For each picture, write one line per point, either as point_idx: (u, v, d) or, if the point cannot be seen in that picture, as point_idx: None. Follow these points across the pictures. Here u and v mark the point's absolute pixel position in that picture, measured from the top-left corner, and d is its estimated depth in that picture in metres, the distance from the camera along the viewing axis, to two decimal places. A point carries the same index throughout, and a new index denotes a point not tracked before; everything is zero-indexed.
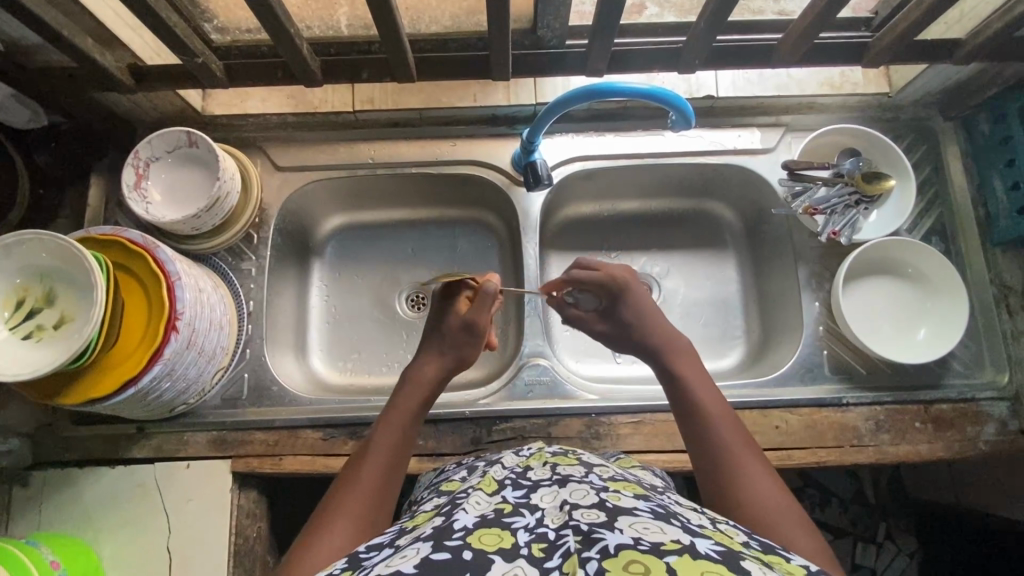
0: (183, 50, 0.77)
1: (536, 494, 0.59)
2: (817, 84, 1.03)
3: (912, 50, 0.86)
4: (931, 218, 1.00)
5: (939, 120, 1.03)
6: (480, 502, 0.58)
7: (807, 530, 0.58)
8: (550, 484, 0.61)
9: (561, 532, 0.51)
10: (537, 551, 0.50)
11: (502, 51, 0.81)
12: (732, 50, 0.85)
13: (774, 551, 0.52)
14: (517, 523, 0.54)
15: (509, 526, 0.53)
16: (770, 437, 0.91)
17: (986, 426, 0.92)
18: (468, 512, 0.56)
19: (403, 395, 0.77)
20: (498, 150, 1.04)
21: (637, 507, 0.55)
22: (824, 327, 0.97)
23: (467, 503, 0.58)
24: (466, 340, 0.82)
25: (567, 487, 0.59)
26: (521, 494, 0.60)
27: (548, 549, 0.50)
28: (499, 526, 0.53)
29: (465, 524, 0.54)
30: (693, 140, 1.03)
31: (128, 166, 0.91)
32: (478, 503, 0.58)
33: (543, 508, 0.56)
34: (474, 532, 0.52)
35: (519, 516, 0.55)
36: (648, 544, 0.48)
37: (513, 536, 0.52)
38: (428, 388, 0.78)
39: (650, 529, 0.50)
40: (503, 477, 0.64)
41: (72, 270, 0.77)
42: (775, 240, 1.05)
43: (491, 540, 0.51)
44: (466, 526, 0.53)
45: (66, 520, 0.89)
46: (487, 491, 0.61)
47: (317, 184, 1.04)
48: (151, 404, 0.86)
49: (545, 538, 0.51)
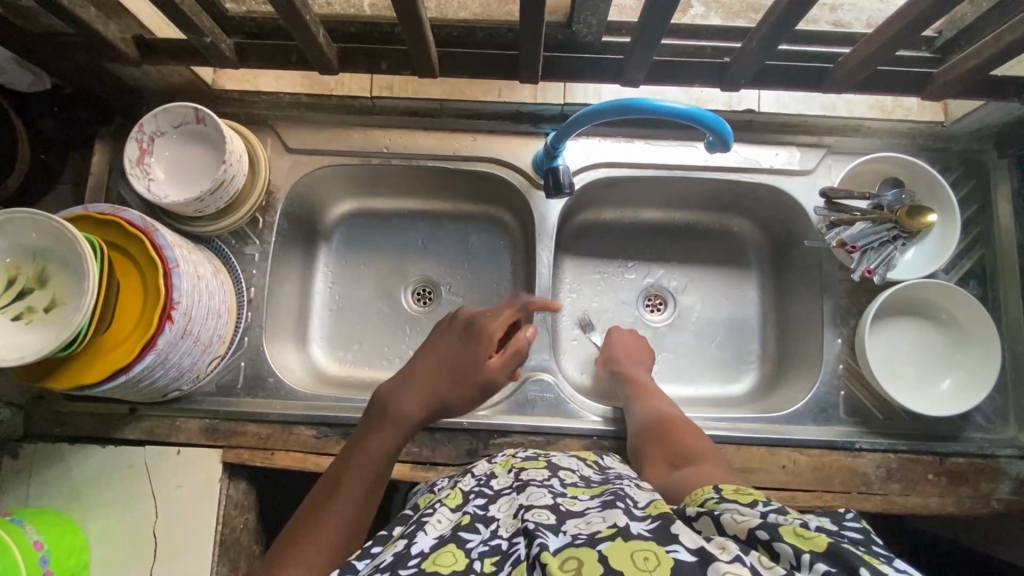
0: (191, 29, 0.72)
1: (495, 505, 0.60)
2: (867, 106, 0.96)
3: (981, 86, 0.78)
4: (971, 259, 0.94)
5: (994, 155, 0.96)
6: (442, 520, 0.58)
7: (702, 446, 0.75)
8: (509, 493, 0.62)
9: (512, 541, 0.51)
10: (488, 565, 0.49)
11: (533, 52, 0.75)
12: (782, 69, 0.79)
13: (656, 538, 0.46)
14: (473, 540, 0.54)
15: (464, 545, 0.53)
16: (775, 476, 0.88)
17: (1003, 484, 0.89)
18: (428, 533, 0.56)
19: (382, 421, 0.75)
20: (519, 148, 0.98)
21: (587, 508, 0.55)
22: (844, 366, 0.93)
23: (428, 522, 0.58)
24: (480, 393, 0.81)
25: (525, 493, 0.60)
26: (482, 504, 0.60)
27: (499, 562, 0.49)
28: (455, 544, 0.53)
29: (421, 549, 0.53)
30: (727, 155, 0.97)
31: (132, 140, 0.86)
32: (439, 521, 0.58)
33: (498, 519, 0.56)
34: (430, 556, 0.51)
35: (475, 533, 0.55)
36: (583, 537, 0.48)
37: (467, 555, 0.51)
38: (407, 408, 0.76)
39: (590, 522, 0.51)
40: (469, 489, 0.65)
41: (64, 251, 0.73)
42: (803, 267, 1.00)
43: (446, 561, 0.51)
44: (423, 551, 0.53)
45: (53, 496, 0.88)
46: (451, 506, 0.61)
47: (329, 169, 1.00)
48: (144, 389, 0.83)
49: (497, 551, 0.51)
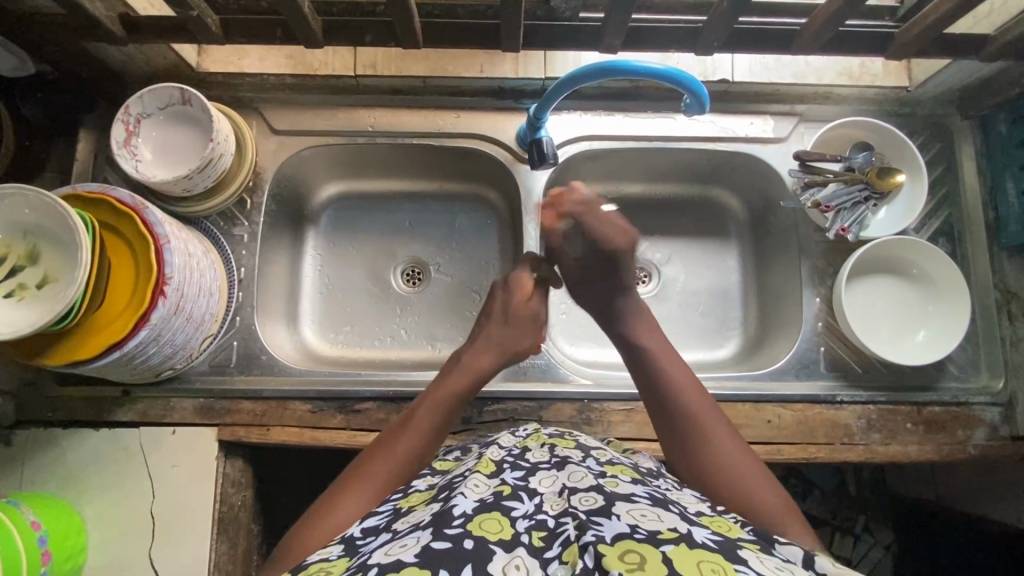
0: (177, 3, 0.73)
1: (535, 478, 0.59)
2: (835, 73, 0.99)
3: (940, 45, 0.82)
4: (939, 218, 0.98)
5: (956, 118, 1.01)
6: (479, 485, 0.58)
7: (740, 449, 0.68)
8: (548, 467, 0.62)
9: (560, 520, 0.52)
10: (537, 540, 0.50)
11: (513, 21, 0.77)
12: (752, 33, 0.82)
13: (725, 555, 0.47)
14: (517, 510, 0.54)
15: (509, 512, 0.53)
16: (761, 431, 0.91)
17: (978, 430, 0.92)
18: (468, 496, 0.56)
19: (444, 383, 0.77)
20: (502, 124, 1.01)
21: (634, 494, 0.55)
22: (823, 323, 0.96)
23: (466, 486, 0.57)
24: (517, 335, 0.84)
25: (565, 471, 0.60)
26: (521, 476, 0.60)
27: (548, 538, 0.51)
28: (499, 511, 0.53)
29: (464, 510, 0.53)
30: (704, 125, 1.00)
31: (118, 122, 0.87)
32: (476, 486, 0.58)
33: (542, 493, 0.57)
34: (474, 518, 0.52)
35: (518, 502, 0.55)
36: (644, 533, 0.49)
37: (513, 526, 0.52)
38: (473, 377, 0.78)
39: (647, 516, 0.51)
40: (501, 458, 0.64)
41: (56, 228, 0.74)
42: (780, 232, 1.03)
43: (492, 528, 0.51)
44: (465, 512, 0.53)
45: (49, 481, 0.88)
46: (485, 473, 0.61)
47: (315, 150, 1.01)
48: (138, 368, 0.84)
49: (544, 526, 0.52)
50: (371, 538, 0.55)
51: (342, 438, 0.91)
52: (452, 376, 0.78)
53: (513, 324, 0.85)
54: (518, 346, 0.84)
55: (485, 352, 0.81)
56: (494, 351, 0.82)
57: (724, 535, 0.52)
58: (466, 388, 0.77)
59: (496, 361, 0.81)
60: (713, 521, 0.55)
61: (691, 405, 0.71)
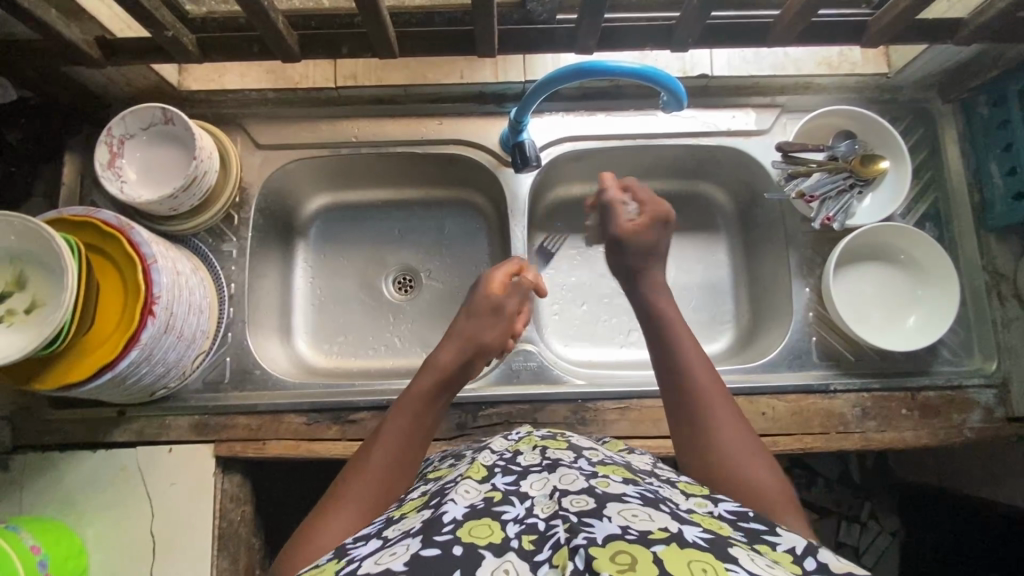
0: (152, 23, 0.74)
1: (525, 482, 0.59)
2: (814, 63, 0.99)
3: (911, 30, 0.83)
4: (926, 202, 0.98)
5: (938, 103, 1.01)
6: (469, 490, 0.58)
7: (749, 439, 0.67)
8: (539, 470, 0.62)
9: (550, 522, 0.52)
10: (527, 543, 0.50)
11: (488, 27, 0.78)
12: (726, 28, 0.83)
13: (712, 554, 0.47)
14: (507, 513, 0.54)
15: (499, 517, 0.53)
16: (756, 423, 0.91)
17: (973, 413, 0.92)
18: (458, 502, 0.56)
19: (417, 382, 0.75)
20: (484, 128, 1.01)
21: (625, 494, 0.55)
22: (814, 313, 0.96)
23: (456, 493, 0.58)
24: (490, 324, 0.81)
25: (556, 473, 0.60)
26: (511, 480, 0.60)
27: (538, 541, 0.50)
28: (490, 516, 0.53)
29: (454, 517, 0.53)
30: (686, 121, 1.00)
31: (102, 144, 0.88)
32: (467, 492, 0.58)
33: (533, 496, 0.57)
34: (464, 525, 0.52)
35: (509, 506, 0.55)
36: (635, 533, 0.48)
37: (503, 530, 0.52)
38: (447, 372, 0.76)
39: (638, 516, 0.51)
40: (492, 463, 0.64)
41: (40, 252, 0.74)
42: (767, 224, 1.04)
43: (482, 533, 0.51)
44: (455, 519, 0.53)
45: (48, 505, 0.88)
46: (477, 478, 0.61)
47: (300, 162, 1.01)
48: (130, 387, 0.84)
49: (534, 530, 0.52)
50: (362, 544, 0.56)
51: (339, 450, 0.91)
52: (423, 375, 0.76)
53: (480, 315, 0.81)
54: (489, 338, 0.81)
55: (458, 347, 0.78)
56: (465, 343, 0.79)
57: (716, 533, 0.51)
58: (430, 388, 0.74)
59: (470, 352, 0.78)
60: (701, 517, 0.55)
61: (705, 387, 0.70)
